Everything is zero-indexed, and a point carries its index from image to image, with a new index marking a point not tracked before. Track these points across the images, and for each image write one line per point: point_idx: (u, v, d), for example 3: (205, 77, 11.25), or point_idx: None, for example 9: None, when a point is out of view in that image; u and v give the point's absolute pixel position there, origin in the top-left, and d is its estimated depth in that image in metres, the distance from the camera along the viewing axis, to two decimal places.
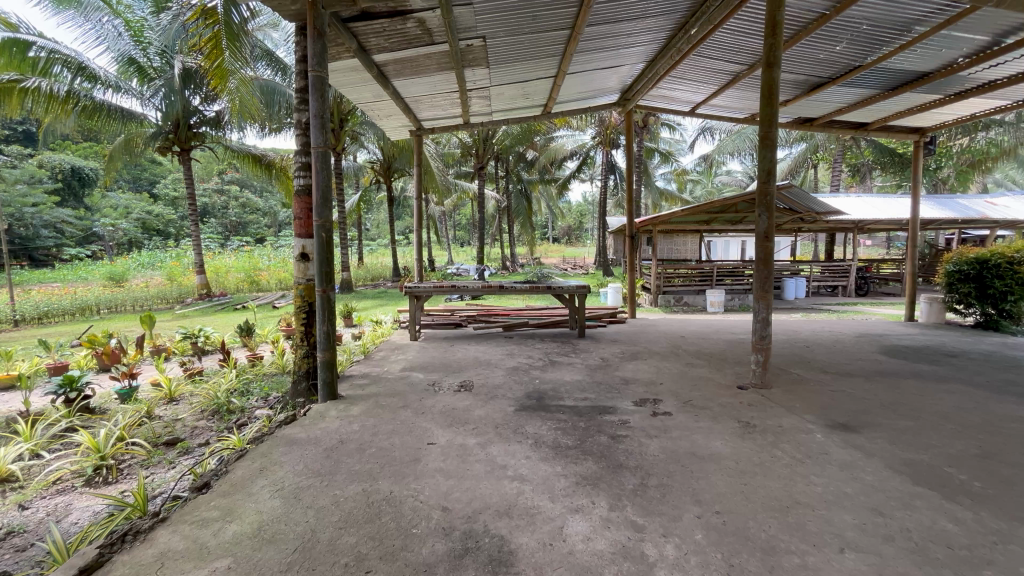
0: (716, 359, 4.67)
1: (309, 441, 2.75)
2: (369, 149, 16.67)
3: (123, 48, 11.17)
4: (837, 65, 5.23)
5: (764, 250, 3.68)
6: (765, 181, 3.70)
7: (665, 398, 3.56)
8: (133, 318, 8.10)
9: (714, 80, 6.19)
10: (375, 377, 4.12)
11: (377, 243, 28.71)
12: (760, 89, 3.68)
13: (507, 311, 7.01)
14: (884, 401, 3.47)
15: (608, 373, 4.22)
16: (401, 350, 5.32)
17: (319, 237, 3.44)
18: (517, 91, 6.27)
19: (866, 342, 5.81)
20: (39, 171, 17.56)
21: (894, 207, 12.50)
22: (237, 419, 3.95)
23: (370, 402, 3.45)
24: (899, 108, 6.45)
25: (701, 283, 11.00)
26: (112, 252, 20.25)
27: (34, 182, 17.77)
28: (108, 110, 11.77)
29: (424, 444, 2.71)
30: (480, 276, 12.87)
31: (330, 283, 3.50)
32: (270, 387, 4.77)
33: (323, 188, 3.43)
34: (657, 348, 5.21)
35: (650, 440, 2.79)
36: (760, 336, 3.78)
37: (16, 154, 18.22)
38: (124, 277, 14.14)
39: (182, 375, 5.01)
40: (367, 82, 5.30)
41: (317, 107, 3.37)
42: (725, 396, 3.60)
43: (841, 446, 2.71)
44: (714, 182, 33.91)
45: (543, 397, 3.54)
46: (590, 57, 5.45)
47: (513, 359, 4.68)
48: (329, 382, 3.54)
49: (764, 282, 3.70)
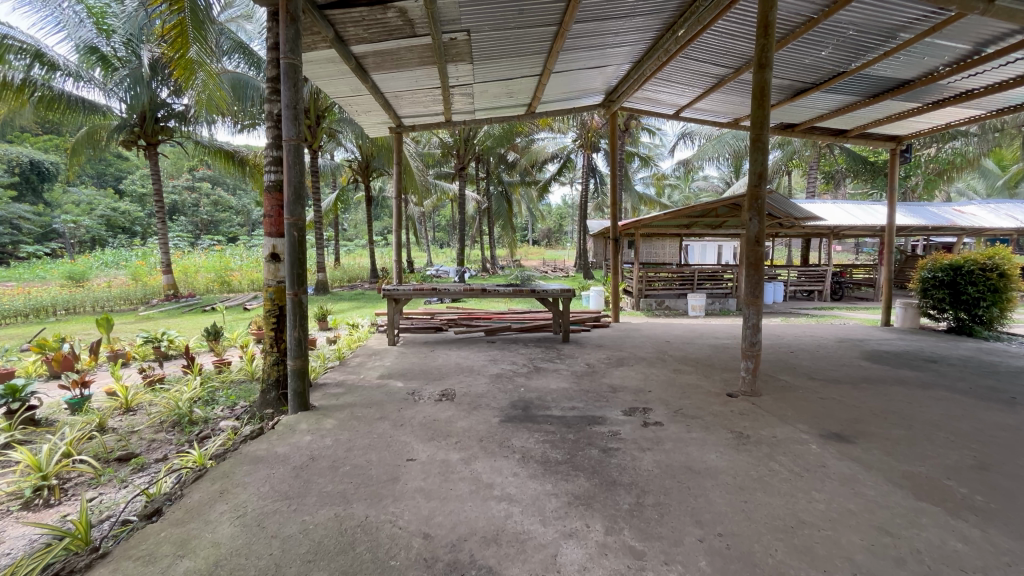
0: (703, 366, 4.58)
1: (277, 459, 2.52)
2: (348, 148, 16.24)
3: (84, 36, 10.58)
4: (822, 70, 5.24)
5: (755, 255, 3.59)
6: (757, 184, 3.63)
7: (655, 406, 3.44)
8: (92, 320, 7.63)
9: (700, 83, 6.16)
10: (351, 385, 3.89)
11: (355, 244, 28.18)
12: (752, 91, 3.60)
13: (489, 315, 6.84)
14: (874, 410, 3.42)
15: (595, 380, 4.09)
16: (378, 355, 5.09)
17: (290, 236, 3.19)
18: (501, 89, 6.11)
19: (847, 347, 5.84)
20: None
21: (867, 214, 12.79)
22: (199, 431, 3.66)
23: (345, 413, 3.22)
24: (878, 116, 6.52)
25: (682, 287, 11.02)
26: (73, 250, 19.28)
27: None
28: (67, 100, 11.20)
29: (402, 461, 2.51)
30: (460, 279, 12.67)
31: (302, 285, 3.26)
32: (237, 395, 4.48)
33: (296, 184, 3.19)
34: (643, 354, 5.10)
35: (643, 454, 2.65)
36: (750, 342, 3.70)
37: None
38: (85, 276, 13.44)
39: (141, 382, 4.68)
40: (345, 75, 5.05)
41: (290, 97, 3.12)
42: (716, 404, 3.50)
43: (838, 458, 2.62)
44: (692, 187, 34.49)
45: (528, 406, 3.37)
46: (577, 56, 5.33)
47: (496, 365, 4.51)
48: (301, 392, 3.30)
49: (755, 288, 3.61)
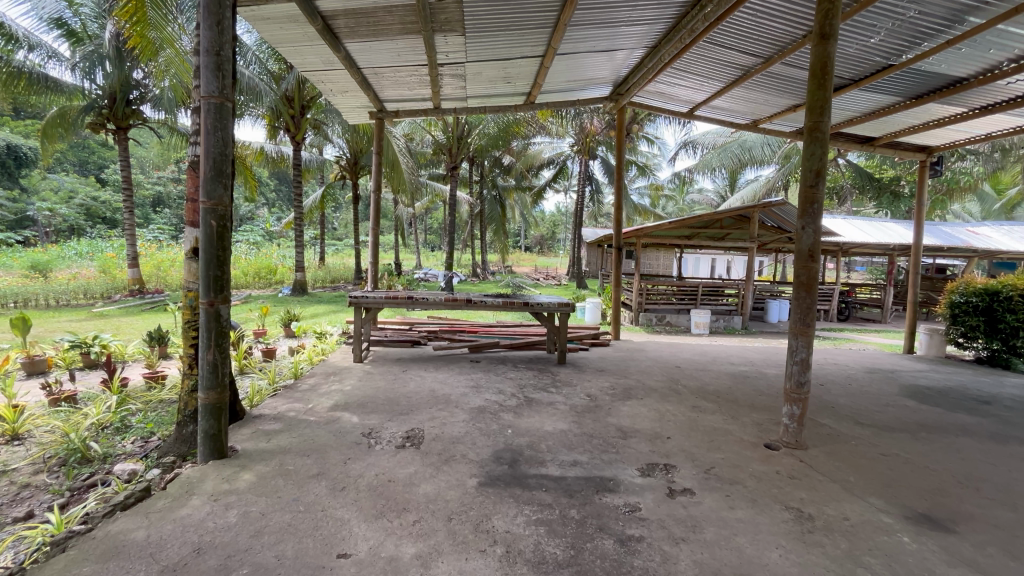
0: (727, 403, 3.83)
1: (143, 553, 1.70)
2: (337, 144, 15.35)
3: (51, 8, 9.59)
4: (866, 63, 4.56)
5: (807, 272, 2.86)
6: (813, 184, 2.90)
7: (679, 464, 2.68)
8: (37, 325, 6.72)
9: (721, 76, 5.47)
10: (291, 420, 3.06)
11: (344, 244, 27.29)
12: (809, 68, 2.87)
13: (475, 328, 6.06)
14: (957, 477, 2.67)
15: (599, 419, 3.31)
16: (338, 375, 4.24)
17: (205, 226, 2.38)
18: (498, 72, 5.35)
19: (881, 379, 5.12)
20: None
21: (877, 231, 12.18)
22: (89, 477, 2.82)
23: (272, 465, 2.41)
24: (915, 121, 5.87)
25: (683, 302, 10.35)
26: (47, 239, 18.18)
27: None
28: (30, 78, 10.28)
29: (330, 559, 1.70)
30: (449, 286, 11.88)
31: (221, 293, 2.44)
32: (156, 421, 3.62)
33: (215, 157, 2.37)
34: (652, 383, 4.34)
35: (676, 548, 1.88)
36: (797, 383, 2.95)
37: None
38: (48, 268, 12.41)
39: (43, 401, 3.80)
40: (313, 41, 4.26)
41: (210, 39, 2.32)
42: (755, 462, 2.74)
43: (947, 562, 1.88)
44: (687, 200, 34.17)
45: (517, 460, 2.57)
46: (584, 34, 4.60)
47: (478, 395, 3.71)
48: (215, 433, 2.46)
49: (805, 313, 2.89)
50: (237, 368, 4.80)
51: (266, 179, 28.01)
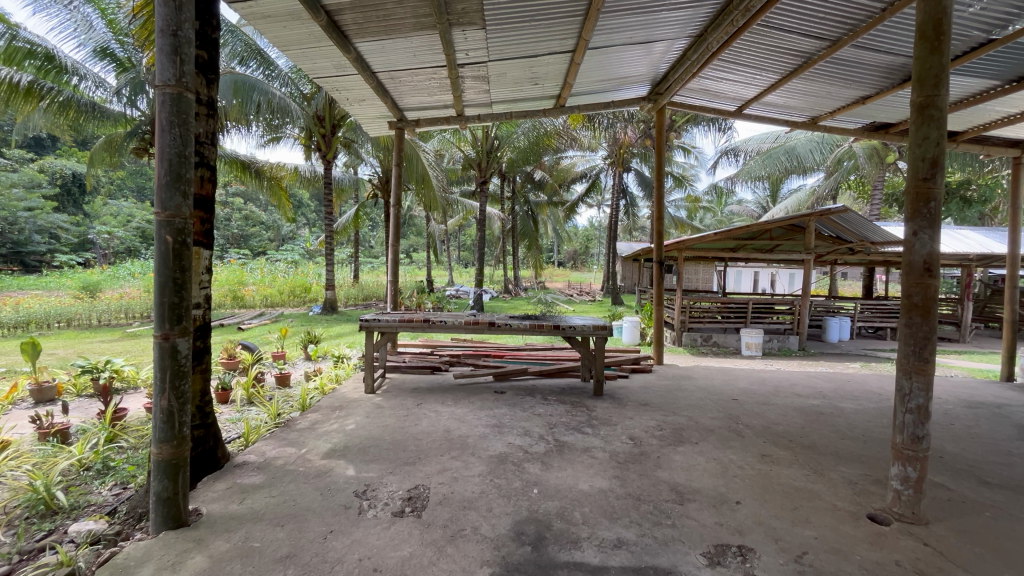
0: (806, 451, 3.12)
1: None
2: (369, 163, 15.35)
3: (97, 38, 9.88)
4: (962, 39, 3.82)
5: (921, 290, 2.20)
6: (927, 177, 2.24)
7: (759, 547, 2.02)
8: (68, 350, 6.66)
9: (778, 66, 4.84)
10: (276, 471, 2.58)
11: (378, 262, 27.50)
12: (919, 29, 2.23)
13: (501, 352, 5.54)
14: None
15: (647, 474, 2.68)
16: (344, 410, 3.75)
17: (159, 242, 1.95)
18: (524, 72, 4.87)
19: (990, 417, 4.20)
20: (38, 176, 16.74)
21: (950, 241, 10.92)
22: (44, 537, 2.40)
23: (233, 544, 1.90)
24: (1010, 109, 5.05)
25: (732, 321, 9.45)
26: (105, 261, 18.97)
27: (32, 186, 16.94)
28: (79, 106, 10.58)
29: None
30: (477, 304, 11.40)
31: (177, 325, 2.00)
32: (141, 462, 3.24)
33: (171, 158, 1.95)
34: (706, 422, 3.66)
35: None
36: (913, 436, 2.26)
37: (18, 158, 17.35)
38: (98, 288, 12.74)
39: (30, 436, 3.50)
40: (321, 41, 3.90)
41: (165, 16, 1.91)
42: (863, 547, 2.05)
43: None
44: (726, 211, 32.85)
45: (543, 538, 2.00)
46: (621, 21, 4.07)
47: (499, 437, 3.14)
48: (170, 497, 1.99)
49: (922, 343, 2.22)
50: (245, 397, 4.41)
51: (306, 201, 28.78)
